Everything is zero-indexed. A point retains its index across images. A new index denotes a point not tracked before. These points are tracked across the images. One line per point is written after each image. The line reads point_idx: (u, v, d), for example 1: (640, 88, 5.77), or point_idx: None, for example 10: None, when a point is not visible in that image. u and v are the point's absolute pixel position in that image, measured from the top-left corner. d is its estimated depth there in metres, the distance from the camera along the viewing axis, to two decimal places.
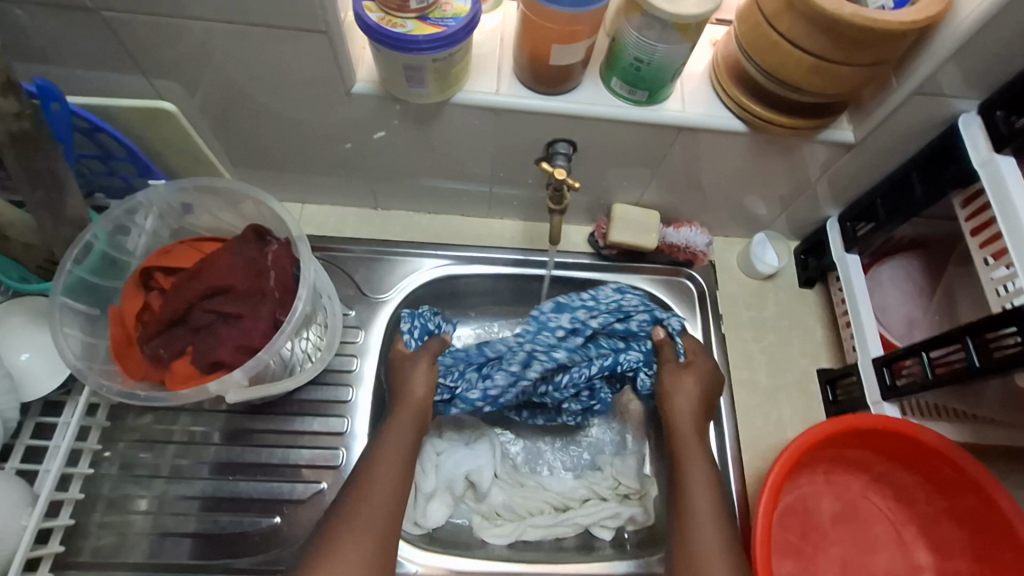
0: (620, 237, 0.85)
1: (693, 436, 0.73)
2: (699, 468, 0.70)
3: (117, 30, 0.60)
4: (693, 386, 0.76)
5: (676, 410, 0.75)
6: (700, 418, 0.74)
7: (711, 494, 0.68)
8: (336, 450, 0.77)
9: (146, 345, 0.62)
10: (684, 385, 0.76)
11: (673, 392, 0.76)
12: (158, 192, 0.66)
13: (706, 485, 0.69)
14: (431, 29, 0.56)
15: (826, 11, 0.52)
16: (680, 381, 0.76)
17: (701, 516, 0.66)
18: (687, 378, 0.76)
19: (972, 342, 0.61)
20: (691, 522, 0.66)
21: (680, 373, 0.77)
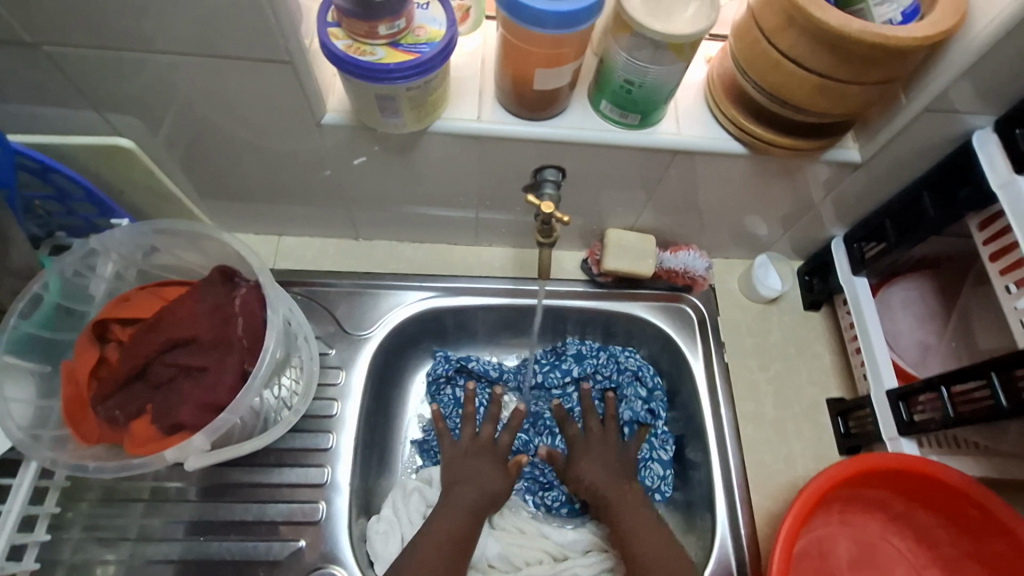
0: (618, 265, 0.80)
1: (614, 493, 0.73)
2: (635, 519, 0.70)
3: (64, 65, 0.55)
4: (602, 448, 0.78)
5: (595, 479, 0.75)
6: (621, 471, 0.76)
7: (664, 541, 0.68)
8: (317, 504, 0.71)
9: (102, 406, 0.57)
10: (590, 461, 0.76)
11: (586, 460, 0.77)
12: (116, 236, 0.61)
13: (655, 535, 0.69)
14: (403, 57, 0.52)
15: (830, 28, 0.48)
16: (589, 455, 0.77)
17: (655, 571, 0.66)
18: (596, 447, 0.78)
19: (998, 378, 0.57)
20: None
21: (590, 445, 0.78)
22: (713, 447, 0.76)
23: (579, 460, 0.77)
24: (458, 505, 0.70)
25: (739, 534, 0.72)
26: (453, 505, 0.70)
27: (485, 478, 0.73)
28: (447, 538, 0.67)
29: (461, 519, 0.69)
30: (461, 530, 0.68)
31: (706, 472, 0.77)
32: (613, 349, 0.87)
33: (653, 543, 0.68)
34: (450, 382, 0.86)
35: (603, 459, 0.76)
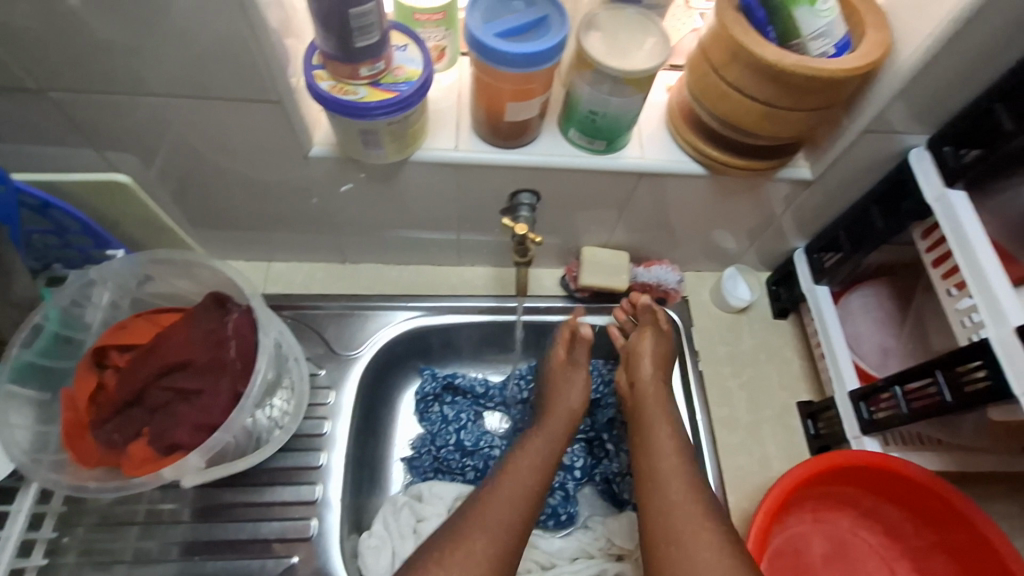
0: (595, 283, 0.85)
1: (656, 406, 0.74)
2: (664, 427, 0.71)
3: (65, 109, 0.59)
4: (654, 346, 0.79)
5: (644, 389, 0.76)
6: (664, 385, 0.76)
7: (679, 456, 0.68)
8: (309, 521, 0.74)
9: (101, 430, 0.59)
10: (640, 360, 0.78)
11: (642, 352, 0.78)
12: (112, 267, 0.64)
13: (671, 451, 0.69)
14: (384, 95, 0.56)
15: (770, 62, 0.53)
16: (642, 346, 0.79)
17: (669, 479, 0.66)
18: (650, 337, 0.79)
19: (944, 375, 0.61)
20: (661, 479, 0.66)
21: (648, 338, 0.79)
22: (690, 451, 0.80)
23: (632, 348, 0.80)
24: (552, 428, 0.73)
25: None
26: (546, 432, 0.73)
27: (563, 388, 0.78)
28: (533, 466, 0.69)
29: (541, 446, 0.71)
30: (542, 456, 0.70)
31: None
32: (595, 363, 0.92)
33: (673, 456, 0.68)
34: (437, 400, 0.88)
35: (649, 378, 0.77)
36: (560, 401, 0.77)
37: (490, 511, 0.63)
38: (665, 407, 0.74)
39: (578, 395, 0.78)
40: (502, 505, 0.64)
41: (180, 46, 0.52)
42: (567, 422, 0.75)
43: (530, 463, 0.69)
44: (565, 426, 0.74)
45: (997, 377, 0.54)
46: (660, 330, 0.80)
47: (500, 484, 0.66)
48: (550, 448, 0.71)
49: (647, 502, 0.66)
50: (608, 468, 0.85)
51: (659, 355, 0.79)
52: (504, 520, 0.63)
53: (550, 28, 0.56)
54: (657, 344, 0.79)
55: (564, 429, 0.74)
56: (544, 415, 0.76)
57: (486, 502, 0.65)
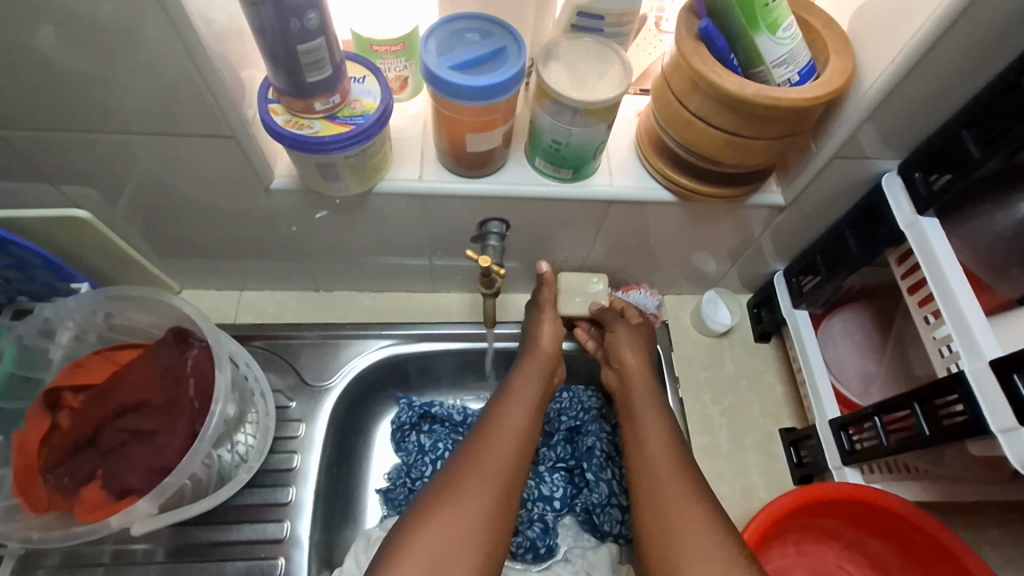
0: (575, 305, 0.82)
1: (646, 395, 0.74)
2: (650, 416, 0.71)
3: (18, 146, 0.58)
4: (638, 339, 0.79)
5: (630, 368, 0.76)
6: (648, 371, 0.76)
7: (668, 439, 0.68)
8: (276, 560, 0.72)
9: (52, 474, 0.57)
10: (620, 333, 0.79)
11: (621, 345, 0.78)
12: (72, 305, 0.63)
13: (661, 433, 0.69)
14: (339, 129, 0.55)
15: (730, 92, 0.52)
16: (624, 338, 0.78)
17: (659, 463, 0.65)
18: (627, 329, 0.79)
19: (920, 408, 0.59)
20: (648, 463, 0.66)
21: (629, 333, 0.79)
22: None
23: (616, 335, 0.79)
24: (523, 389, 0.72)
25: None
26: (517, 390, 0.71)
27: (537, 334, 0.78)
28: (515, 421, 0.68)
29: (525, 406, 0.70)
30: (523, 416, 0.69)
31: None
32: (574, 390, 0.90)
33: (661, 441, 0.68)
34: (415, 430, 0.86)
35: (634, 357, 0.77)
36: (534, 341, 0.77)
37: (479, 471, 0.62)
38: (653, 394, 0.74)
39: (553, 334, 0.78)
40: (497, 466, 0.63)
41: (132, 82, 0.52)
42: (545, 366, 0.75)
43: (513, 419, 0.68)
44: (541, 370, 0.74)
45: (972, 413, 0.52)
46: (648, 326, 0.82)
47: (489, 443, 0.65)
48: (530, 396, 0.71)
49: (635, 492, 0.65)
50: (589, 498, 0.82)
51: (643, 355, 0.78)
52: (495, 477, 0.62)
53: (507, 59, 0.55)
54: (638, 338, 0.79)
55: (544, 377, 0.74)
56: (525, 356, 0.76)
57: (476, 456, 0.64)
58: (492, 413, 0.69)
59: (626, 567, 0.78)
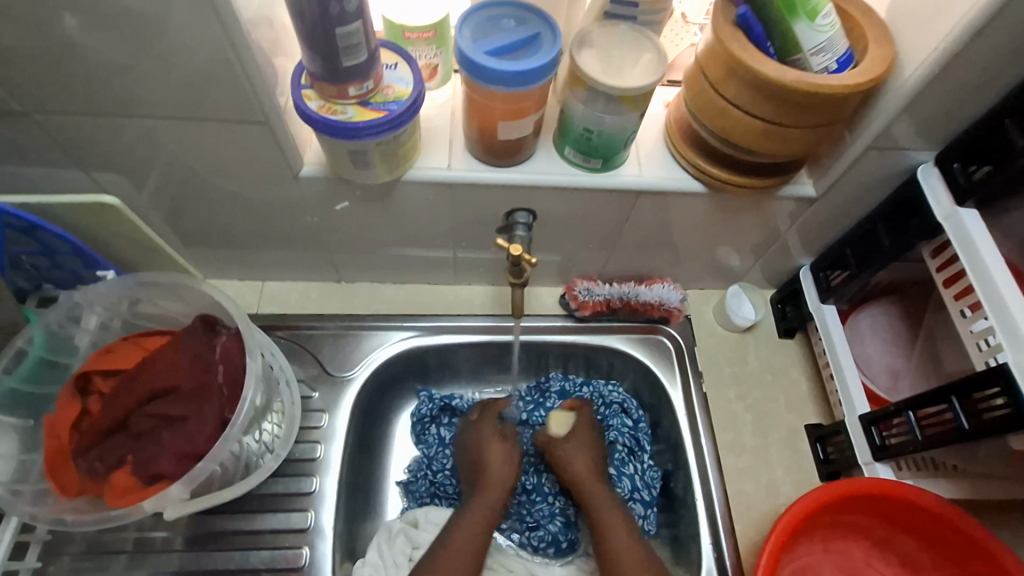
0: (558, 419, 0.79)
1: (592, 479, 0.74)
2: (608, 508, 0.72)
3: (51, 131, 0.59)
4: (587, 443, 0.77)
5: (575, 472, 0.75)
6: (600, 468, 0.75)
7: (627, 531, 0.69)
8: (300, 549, 0.71)
9: (83, 458, 0.57)
10: (576, 450, 0.76)
11: (570, 459, 0.76)
12: (101, 289, 0.63)
13: (619, 522, 0.70)
14: (373, 115, 0.55)
15: (769, 79, 0.52)
16: (569, 445, 0.77)
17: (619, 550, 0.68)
18: (580, 440, 0.77)
19: (959, 402, 0.58)
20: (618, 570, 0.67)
21: (574, 439, 0.77)
22: (694, 476, 0.78)
23: (558, 445, 0.77)
24: (477, 515, 0.70)
25: (723, 567, 0.72)
26: (470, 514, 0.70)
27: (479, 458, 0.75)
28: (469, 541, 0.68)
29: (476, 521, 0.69)
30: (475, 537, 0.68)
31: (691, 507, 0.77)
32: (596, 385, 0.87)
33: (619, 529, 0.70)
34: (435, 421, 0.86)
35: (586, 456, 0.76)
36: (484, 459, 0.75)
37: (449, 554, 0.66)
38: (607, 491, 0.73)
39: (503, 456, 0.75)
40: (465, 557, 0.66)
41: (166, 67, 0.52)
42: (501, 488, 0.73)
43: (482, 510, 0.70)
44: (499, 488, 0.73)
45: (1016, 404, 0.51)
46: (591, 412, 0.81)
47: (451, 536, 0.68)
48: (483, 520, 0.70)
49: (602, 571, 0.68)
50: (613, 493, 0.80)
51: (593, 453, 0.77)
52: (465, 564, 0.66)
53: (541, 46, 0.54)
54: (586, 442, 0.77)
55: (499, 493, 0.73)
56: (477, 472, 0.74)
57: None
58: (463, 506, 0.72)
59: None
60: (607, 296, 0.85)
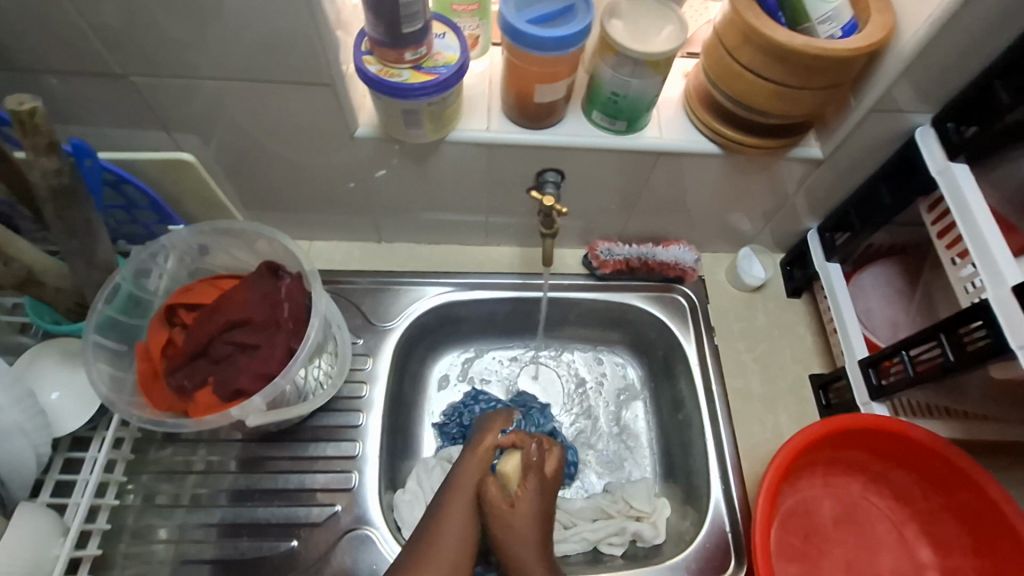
0: (512, 465, 0.69)
1: (535, 550, 0.64)
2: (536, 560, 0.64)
3: (143, 92, 0.67)
4: (536, 502, 0.67)
5: (509, 529, 0.65)
6: (546, 522, 0.67)
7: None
8: (350, 474, 0.80)
9: (173, 377, 0.67)
10: (517, 526, 0.65)
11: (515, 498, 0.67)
12: (179, 235, 0.72)
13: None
14: (424, 77, 0.62)
15: (780, 44, 0.59)
16: (524, 497, 0.66)
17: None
18: (530, 493, 0.67)
19: (946, 338, 0.65)
20: None
21: (525, 490, 0.67)
22: (706, 418, 0.84)
23: (518, 495, 0.67)
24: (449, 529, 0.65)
25: (731, 498, 0.79)
26: (447, 515, 0.66)
27: (460, 470, 0.70)
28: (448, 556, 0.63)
29: (463, 537, 0.65)
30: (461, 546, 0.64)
31: (701, 445, 0.84)
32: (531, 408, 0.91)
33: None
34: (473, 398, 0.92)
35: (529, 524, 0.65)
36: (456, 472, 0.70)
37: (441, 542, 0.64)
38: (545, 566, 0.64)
39: (472, 468, 0.70)
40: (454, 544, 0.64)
41: (247, 34, 0.59)
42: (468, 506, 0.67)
43: (471, 481, 0.69)
44: (481, 459, 0.71)
45: (995, 334, 0.58)
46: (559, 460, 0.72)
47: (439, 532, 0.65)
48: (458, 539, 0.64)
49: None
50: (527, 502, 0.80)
51: (541, 517, 0.66)
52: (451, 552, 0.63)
53: (575, 16, 0.62)
54: (542, 491, 0.68)
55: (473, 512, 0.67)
56: (447, 490, 0.69)
57: None
58: (449, 486, 0.69)
59: (662, 500, 0.84)
60: (627, 256, 0.92)
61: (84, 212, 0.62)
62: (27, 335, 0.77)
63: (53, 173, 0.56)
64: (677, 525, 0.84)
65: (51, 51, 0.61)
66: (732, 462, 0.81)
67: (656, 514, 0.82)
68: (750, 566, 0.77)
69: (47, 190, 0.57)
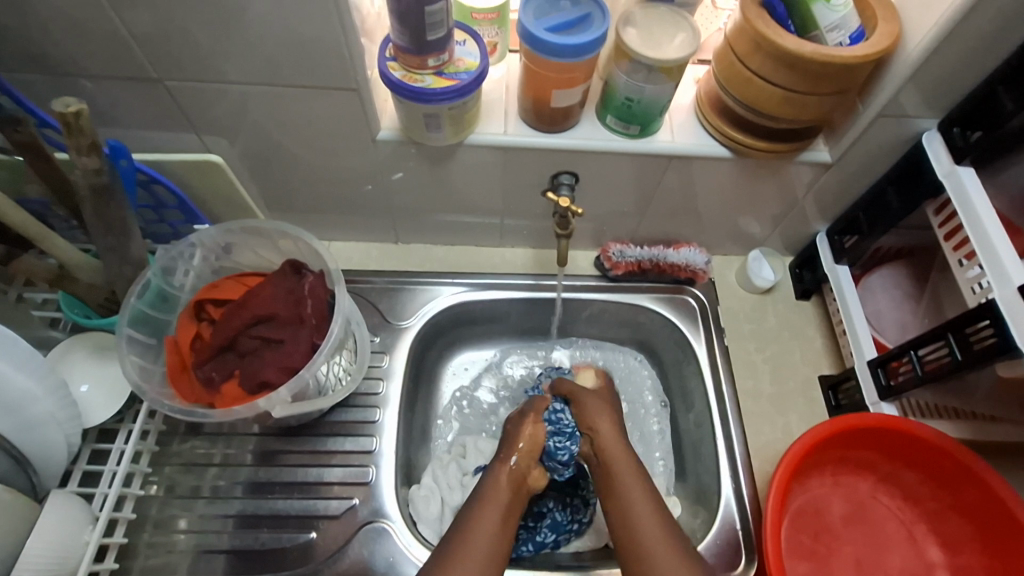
0: (591, 377, 0.85)
1: (630, 466, 0.69)
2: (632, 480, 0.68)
3: (175, 96, 0.70)
4: (608, 421, 0.75)
5: (604, 449, 0.72)
6: (622, 436, 0.74)
7: (654, 512, 0.65)
8: (367, 468, 0.82)
9: (201, 369, 0.70)
10: (599, 416, 0.75)
11: (593, 425, 0.75)
12: (206, 233, 0.75)
13: (650, 514, 0.65)
14: (447, 82, 0.65)
15: (790, 51, 0.61)
16: (591, 405, 0.76)
17: (649, 546, 0.62)
18: (607, 410, 0.77)
19: (954, 337, 0.66)
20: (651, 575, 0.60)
21: (597, 404, 0.77)
22: (716, 417, 0.85)
23: (585, 408, 0.77)
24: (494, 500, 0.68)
25: (741, 496, 0.80)
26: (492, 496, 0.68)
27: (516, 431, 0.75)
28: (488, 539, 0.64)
29: (494, 520, 0.66)
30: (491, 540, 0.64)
31: (711, 444, 0.85)
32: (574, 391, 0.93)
33: (649, 509, 0.65)
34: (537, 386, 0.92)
35: (620, 447, 0.72)
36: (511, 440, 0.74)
37: (468, 550, 0.62)
38: (648, 492, 0.67)
39: (531, 436, 0.75)
40: (484, 546, 0.63)
41: (278, 42, 0.62)
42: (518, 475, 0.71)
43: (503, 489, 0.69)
44: (513, 471, 0.71)
45: (1000, 332, 0.59)
46: (609, 394, 0.81)
47: (467, 541, 0.63)
48: (492, 532, 0.65)
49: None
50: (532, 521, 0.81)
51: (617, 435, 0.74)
52: (479, 556, 0.62)
53: (592, 24, 0.65)
54: (608, 412, 0.77)
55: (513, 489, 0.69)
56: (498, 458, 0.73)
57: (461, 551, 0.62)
58: (477, 499, 0.68)
59: (673, 498, 0.86)
60: (638, 257, 0.93)
61: (119, 211, 0.64)
62: (57, 329, 0.80)
63: (93, 172, 0.59)
64: (688, 523, 0.85)
65: (89, 56, 0.64)
66: (741, 460, 0.82)
67: (667, 511, 0.84)
68: (758, 563, 0.78)
69: (87, 188, 0.60)
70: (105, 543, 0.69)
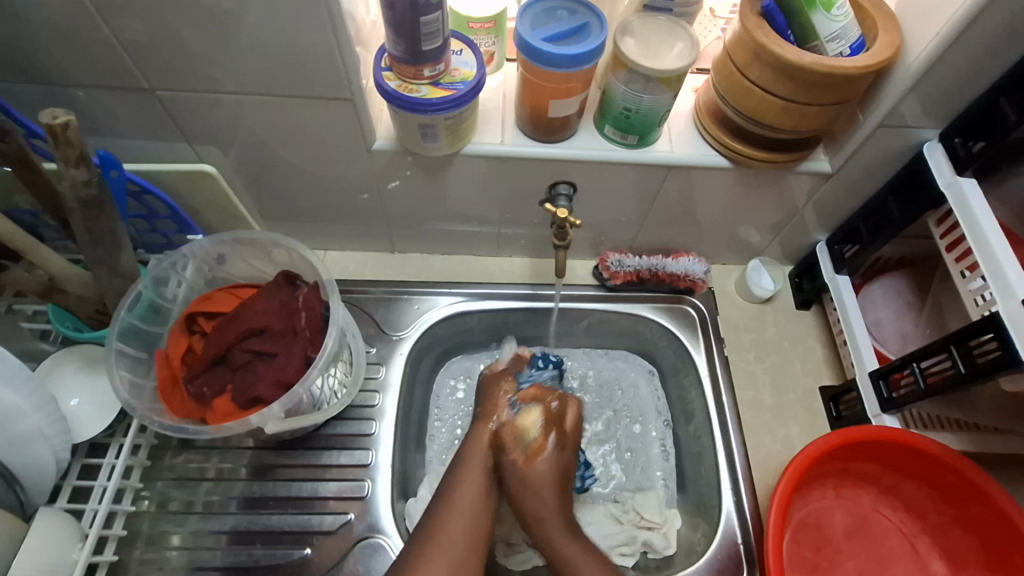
0: (531, 420, 0.79)
1: (554, 511, 0.74)
2: (566, 537, 0.72)
3: (167, 106, 0.69)
4: (553, 460, 0.78)
5: (532, 480, 0.76)
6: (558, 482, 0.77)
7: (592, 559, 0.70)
8: (362, 482, 0.81)
9: (192, 384, 0.70)
10: (545, 465, 0.77)
11: (528, 483, 0.76)
12: (199, 245, 0.74)
13: (589, 561, 0.69)
14: (442, 93, 0.64)
15: (790, 62, 0.60)
16: (536, 469, 0.77)
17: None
18: (541, 460, 0.77)
19: (957, 350, 0.65)
20: None
21: (534, 457, 0.77)
22: (716, 429, 0.84)
23: (522, 462, 0.77)
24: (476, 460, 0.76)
25: (742, 510, 0.79)
26: (471, 457, 0.76)
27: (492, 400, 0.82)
28: (467, 512, 0.70)
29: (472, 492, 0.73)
30: (470, 512, 0.70)
31: (711, 456, 0.84)
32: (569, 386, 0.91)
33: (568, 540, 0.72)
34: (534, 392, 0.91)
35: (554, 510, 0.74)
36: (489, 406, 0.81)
37: (446, 527, 0.68)
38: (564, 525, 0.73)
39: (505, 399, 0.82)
40: (461, 527, 0.69)
41: (271, 52, 0.61)
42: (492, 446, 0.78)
43: (479, 461, 0.76)
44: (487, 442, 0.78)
45: (1004, 346, 0.59)
46: (578, 406, 0.84)
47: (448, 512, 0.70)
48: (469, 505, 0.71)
49: None
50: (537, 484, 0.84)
51: (555, 474, 0.77)
52: (458, 536, 0.68)
53: (590, 34, 0.64)
54: (548, 467, 0.77)
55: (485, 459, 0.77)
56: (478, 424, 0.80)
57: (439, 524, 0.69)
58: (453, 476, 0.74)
59: (672, 511, 0.85)
60: (637, 267, 0.92)
61: (110, 223, 0.63)
62: (47, 341, 0.78)
63: (81, 184, 0.57)
64: (689, 537, 0.84)
65: (81, 65, 0.63)
66: (742, 473, 0.81)
67: (666, 525, 0.83)
68: None
69: (76, 201, 0.59)
70: (94, 560, 0.68)
